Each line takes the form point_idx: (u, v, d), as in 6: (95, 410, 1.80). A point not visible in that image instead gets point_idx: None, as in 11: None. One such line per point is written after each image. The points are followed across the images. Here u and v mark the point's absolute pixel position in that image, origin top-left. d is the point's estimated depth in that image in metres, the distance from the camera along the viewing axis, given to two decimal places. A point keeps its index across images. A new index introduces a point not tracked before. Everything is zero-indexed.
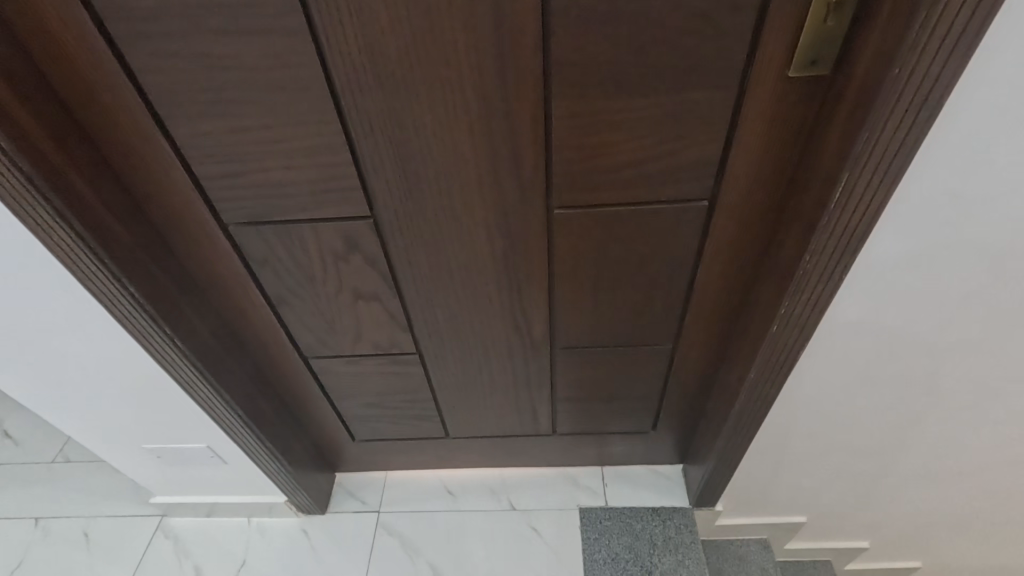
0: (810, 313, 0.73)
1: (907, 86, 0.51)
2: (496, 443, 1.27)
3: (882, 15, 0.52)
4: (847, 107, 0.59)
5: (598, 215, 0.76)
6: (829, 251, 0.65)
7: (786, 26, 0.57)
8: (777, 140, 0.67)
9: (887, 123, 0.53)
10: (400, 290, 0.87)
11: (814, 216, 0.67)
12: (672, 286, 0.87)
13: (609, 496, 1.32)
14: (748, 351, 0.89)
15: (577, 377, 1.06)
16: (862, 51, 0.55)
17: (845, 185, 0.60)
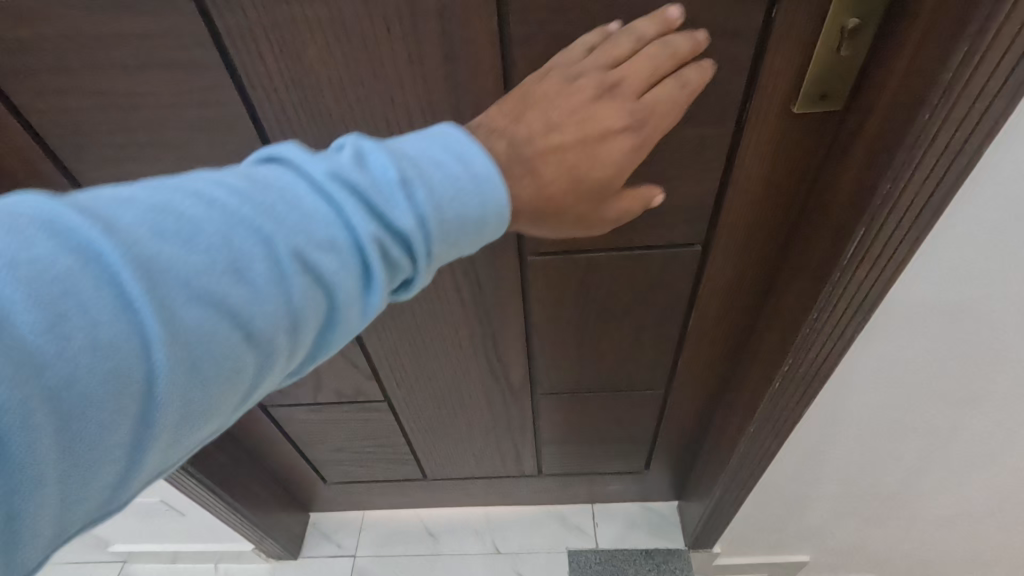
0: (816, 370, 0.65)
1: (939, 133, 0.42)
2: (479, 484, 1.19)
3: (906, 45, 0.43)
4: (864, 147, 0.50)
5: (578, 260, 0.68)
6: (840, 308, 0.57)
7: (789, 56, 0.48)
8: (779, 179, 0.58)
9: (914, 173, 0.45)
10: (361, 338, 0.79)
11: (823, 266, 0.59)
12: (663, 330, 0.79)
13: (601, 537, 1.24)
14: (747, 398, 0.81)
15: (562, 421, 0.98)
16: (881, 84, 0.47)
17: (860, 239, 0.51)
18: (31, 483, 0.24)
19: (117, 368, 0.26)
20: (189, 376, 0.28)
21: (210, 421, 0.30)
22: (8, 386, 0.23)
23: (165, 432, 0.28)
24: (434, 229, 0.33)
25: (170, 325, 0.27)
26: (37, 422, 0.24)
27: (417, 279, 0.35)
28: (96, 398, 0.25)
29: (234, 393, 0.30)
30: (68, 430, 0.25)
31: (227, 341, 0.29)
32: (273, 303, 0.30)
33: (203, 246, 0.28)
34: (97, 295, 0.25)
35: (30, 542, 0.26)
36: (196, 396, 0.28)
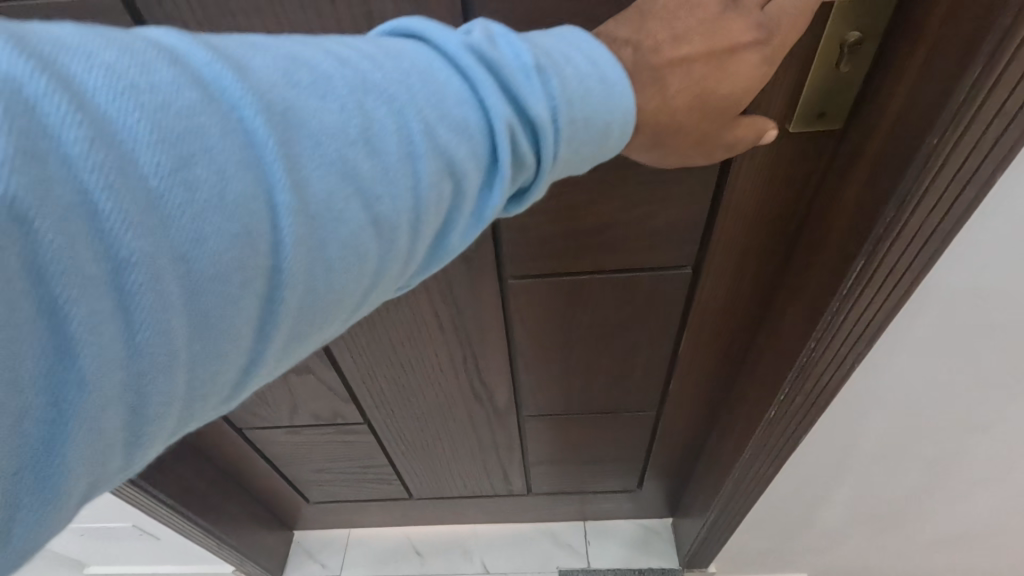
0: (813, 401, 0.61)
1: (948, 159, 0.38)
2: (466, 503, 1.15)
3: (907, 64, 0.40)
4: (862, 171, 0.46)
5: (562, 283, 0.64)
6: (836, 341, 0.53)
7: (786, 73, 0.44)
8: (773, 200, 0.54)
9: (919, 202, 0.41)
10: (335, 362, 0.75)
11: (818, 294, 0.55)
12: (653, 352, 0.75)
13: (593, 556, 1.20)
14: (742, 422, 0.78)
15: (550, 442, 0.94)
16: (881, 104, 0.43)
17: (858, 270, 0.47)
18: (160, 354, 0.22)
19: (251, 231, 0.23)
20: (319, 255, 0.25)
21: (331, 318, 0.28)
22: (143, 232, 0.21)
23: (288, 319, 0.26)
24: (565, 126, 0.31)
25: (307, 193, 0.25)
26: (173, 282, 0.22)
27: (536, 186, 0.33)
28: (233, 262, 0.23)
29: (360, 285, 0.28)
30: (197, 296, 0.23)
31: (361, 220, 0.27)
32: (405, 187, 0.28)
33: (339, 106, 0.26)
34: (237, 148, 0.24)
35: (147, 428, 0.23)
36: (325, 279, 0.26)
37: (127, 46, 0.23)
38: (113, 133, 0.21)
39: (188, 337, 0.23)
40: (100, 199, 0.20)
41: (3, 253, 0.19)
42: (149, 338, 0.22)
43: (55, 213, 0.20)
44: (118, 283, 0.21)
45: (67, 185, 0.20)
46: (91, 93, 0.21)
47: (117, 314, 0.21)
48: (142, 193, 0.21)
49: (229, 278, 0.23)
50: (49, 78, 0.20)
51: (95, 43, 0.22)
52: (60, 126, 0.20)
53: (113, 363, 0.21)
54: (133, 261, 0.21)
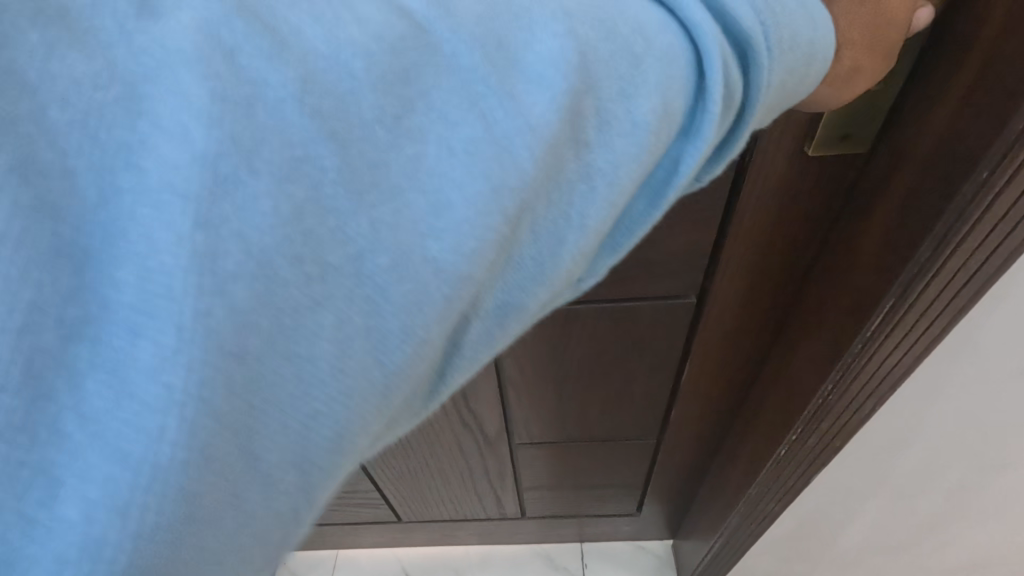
0: (826, 446, 0.56)
1: (998, 199, 0.33)
2: (458, 526, 1.10)
3: (954, 81, 0.35)
4: (889, 203, 0.42)
5: (557, 313, 0.59)
6: (857, 386, 0.49)
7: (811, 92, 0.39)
8: (788, 227, 0.50)
9: (961, 243, 0.36)
10: None
11: (837, 330, 0.50)
12: (653, 381, 0.70)
13: None
14: (748, 455, 0.73)
15: (544, 469, 0.89)
16: (913, 133, 0.38)
17: (887, 312, 0.43)
18: (364, 414, 0.20)
19: (462, 244, 0.21)
20: (519, 253, 0.23)
21: (530, 313, 0.25)
22: (387, 183, 0.20)
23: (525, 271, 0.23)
24: (763, 77, 0.27)
25: (520, 174, 0.21)
26: (379, 310, 0.20)
27: (734, 141, 0.29)
28: (440, 293, 0.20)
29: (564, 279, 0.25)
30: (402, 339, 0.20)
31: (563, 207, 0.23)
32: (621, 123, 0.24)
33: (552, 36, 0.23)
34: (431, 154, 0.21)
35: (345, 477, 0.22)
36: (515, 279, 0.23)
37: (314, 48, 0.20)
38: (298, 175, 0.19)
39: (387, 388, 0.20)
40: (296, 258, 0.18)
41: (278, 207, 0.19)
42: (354, 402, 0.20)
43: (302, 165, 0.19)
44: (313, 346, 0.19)
45: (313, 138, 0.19)
46: (327, 48, 0.20)
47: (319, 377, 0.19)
48: (351, 234, 0.20)
49: (435, 317, 0.21)
50: (238, 125, 0.18)
51: (279, 54, 0.20)
52: (245, 188, 0.18)
53: (378, 316, 0.20)
54: (331, 322, 0.19)
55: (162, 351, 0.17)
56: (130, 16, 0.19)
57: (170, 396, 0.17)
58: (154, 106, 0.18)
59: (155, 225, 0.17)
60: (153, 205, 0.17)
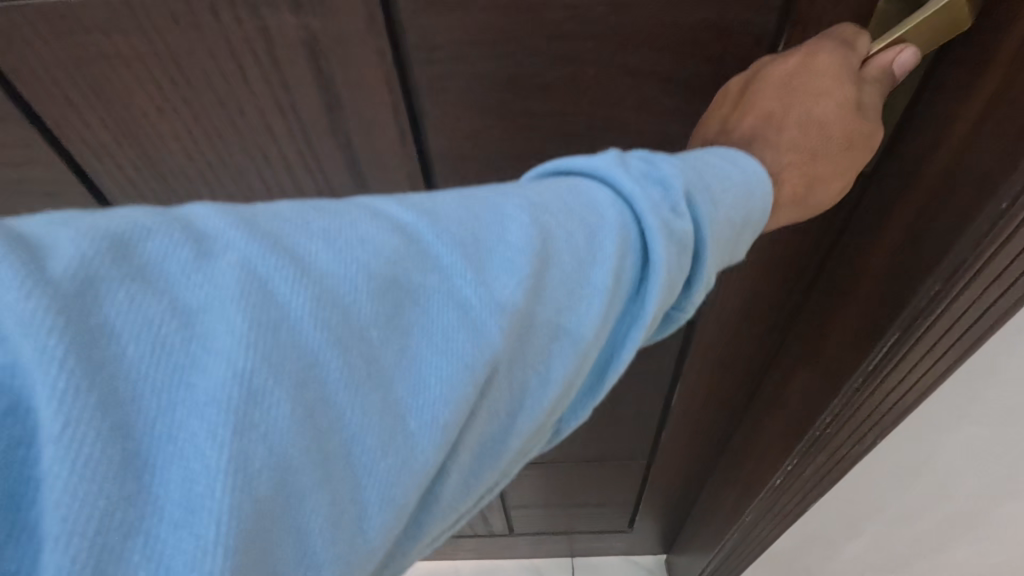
0: (823, 477, 0.53)
1: (1010, 240, 0.31)
2: (444, 543, 1.07)
3: (968, 94, 0.31)
4: (888, 237, 0.39)
5: None
6: (855, 419, 0.46)
7: None
8: (779, 251, 0.47)
9: (969, 283, 0.34)
10: None
11: (836, 362, 0.47)
12: (641, 402, 0.67)
13: None
14: (743, 476, 0.70)
15: (530, 488, 0.86)
16: (915, 164, 0.36)
17: (886, 347, 0.40)
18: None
19: (429, 450, 0.21)
20: (476, 442, 0.23)
21: (487, 489, 0.25)
22: (360, 393, 0.20)
23: (478, 457, 0.24)
24: (711, 228, 0.27)
25: (480, 372, 0.22)
26: (357, 517, 0.20)
27: (693, 292, 0.29)
28: (405, 499, 0.21)
29: (516, 454, 0.25)
30: (372, 548, 0.20)
31: (516, 390, 0.24)
32: (581, 306, 0.24)
33: (516, 235, 0.24)
34: (413, 349, 0.22)
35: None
36: (477, 459, 0.24)
37: (312, 260, 0.21)
38: (311, 402, 0.19)
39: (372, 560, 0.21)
40: (308, 473, 0.19)
41: (258, 432, 0.18)
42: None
43: (289, 385, 0.19)
44: (304, 560, 0.19)
45: (298, 355, 0.19)
46: (311, 262, 0.21)
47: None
48: (340, 443, 0.20)
49: (397, 521, 0.21)
50: (258, 345, 0.19)
51: (301, 267, 0.21)
52: (274, 418, 0.19)
53: (346, 525, 0.20)
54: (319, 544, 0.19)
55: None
56: (175, 247, 0.20)
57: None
58: (198, 329, 0.19)
59: (184, 450, 0.18)
60: (190, 435, 0.18)
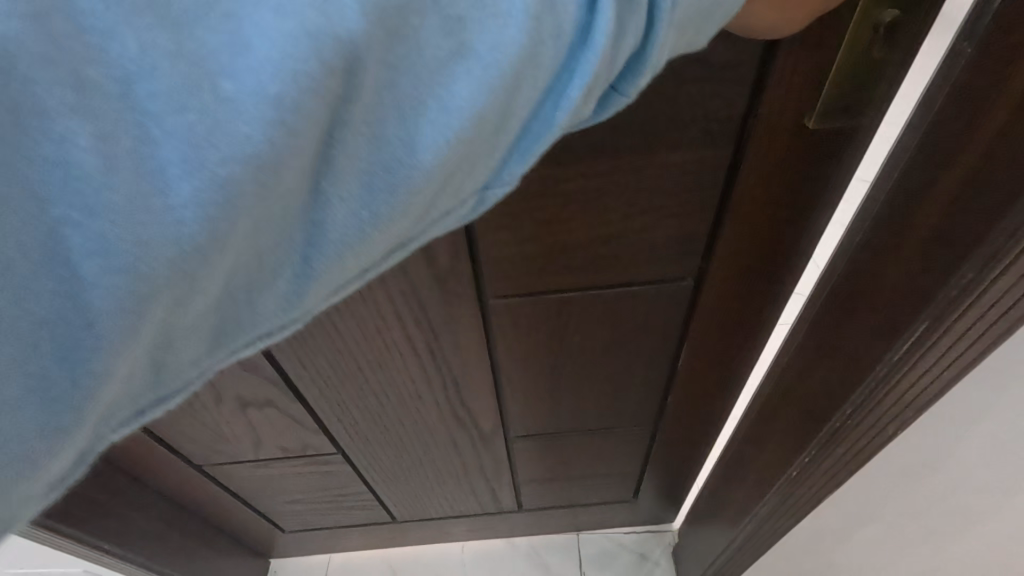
0: (838, 472, 0.55)
1: None
2: (454, 523, 1.09)
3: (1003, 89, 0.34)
4: (916, 229, 0.41)
5: (551, 302, 0.57)
6: (878, 405, 0.47)
7: (804, 82, 0.40)
8: (786, 226, 0.51)
9: (1008, 267, 0.35)
10: (300, 395, 0.66)
11: (858, 355, 0.49)
12: (651, 368, 0.69)
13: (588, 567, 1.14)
14: (754, 456, 0.72)
15: (542, 461, 0.88)
16: (940, 164, 0.39)
17: (920, 331, 0.42)
18: (162, 296, 0.21)
19: (275, 126, 0.20)
20: (352, 161, 0.23)
21: (362, 241, 0.24)
22: (201, 77, 0.20)
23: (344, 190, 0.23)
24: (656, 16, 0.26)
25: (337, 75, 0.21)
26: (176, 204, 0.20)
27: (639, 73, 0.28)
28: (233, 202, 0.21)
29: (414, 198, 0.24)
30: (197, 238, 0.20)
31: (397, 115, 0.23)
32: (476, 38, 0.23)
33: None
34: (266, 33, 0.20)
35: (161, 371, 0.24)
36: (347, 190, 0.23)
37: None
38: (180, 50, 0.20)
39: (194, 258, 0.21)
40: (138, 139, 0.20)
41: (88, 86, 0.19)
42: (127, 276, 0.20)
43: (136, 48, 0.20)
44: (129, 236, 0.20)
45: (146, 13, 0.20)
46: None
47: (123, 240, 0.20)
48: (180, 118, 0.20)
49: (231, 222, 0.21)
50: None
51: None
52: (109, 60, 0.20)
53: (160, 208, 0.20)
54: (162, 196, 0.20)
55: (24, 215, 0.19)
56: None
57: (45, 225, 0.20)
58: None
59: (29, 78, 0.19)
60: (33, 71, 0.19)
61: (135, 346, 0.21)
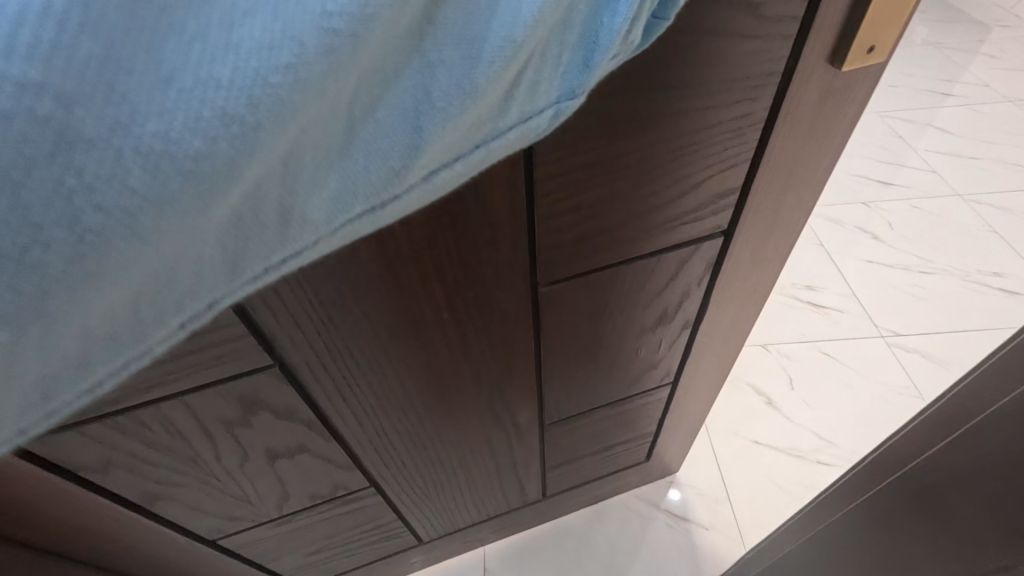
0: None
1: None
2: (479, 528, 1.05)
3: None
4: None
5: (597, 279, 0.56)
6: None
7: (836, 36, 0.42)
8: (806, 165, 0.53)
9: None
10: (337, 434, 0.61)
11: None
12: (674, 330, 0.71)
13: (603, 545, 1.12)
14: (849, 540, 0.57)
15: (569, 442, 0.88)
16: None
17: None
18: (273, 126, 0.22)
19: None
20: (448, 34, 0.25)
21: (454, 112, 0.26)
22: None
23: (447, 53, 0.25)
24: None
25: None
26: (316, 27, 0.21)
27: None
28: (370, 38, 0.22)
29: (495, 78, 0.26)
30: (331, 70, 0.22)
31: None
32: None
33: None
34: None
35: (258, 224, 0.25)
36: (450, 57, 0.25)
37: None
38: None
39: (323, 88, 0.22)
40: None
41: None
42: (246, 96, 0.21)
43: None
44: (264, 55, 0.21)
45: None
46: None
47: (233, 65, 0.21)
48: None
49: (361, 60, 0.23)
50: None
51: None
52: None
53: (308, 34, 0.21)
54: (278, 23, 0.21)
55: (189, 35, 0.20)
56: None
57: (190, 40, 0.20)
58: None
59: None
60: None
61: (235, 179, 0.22)
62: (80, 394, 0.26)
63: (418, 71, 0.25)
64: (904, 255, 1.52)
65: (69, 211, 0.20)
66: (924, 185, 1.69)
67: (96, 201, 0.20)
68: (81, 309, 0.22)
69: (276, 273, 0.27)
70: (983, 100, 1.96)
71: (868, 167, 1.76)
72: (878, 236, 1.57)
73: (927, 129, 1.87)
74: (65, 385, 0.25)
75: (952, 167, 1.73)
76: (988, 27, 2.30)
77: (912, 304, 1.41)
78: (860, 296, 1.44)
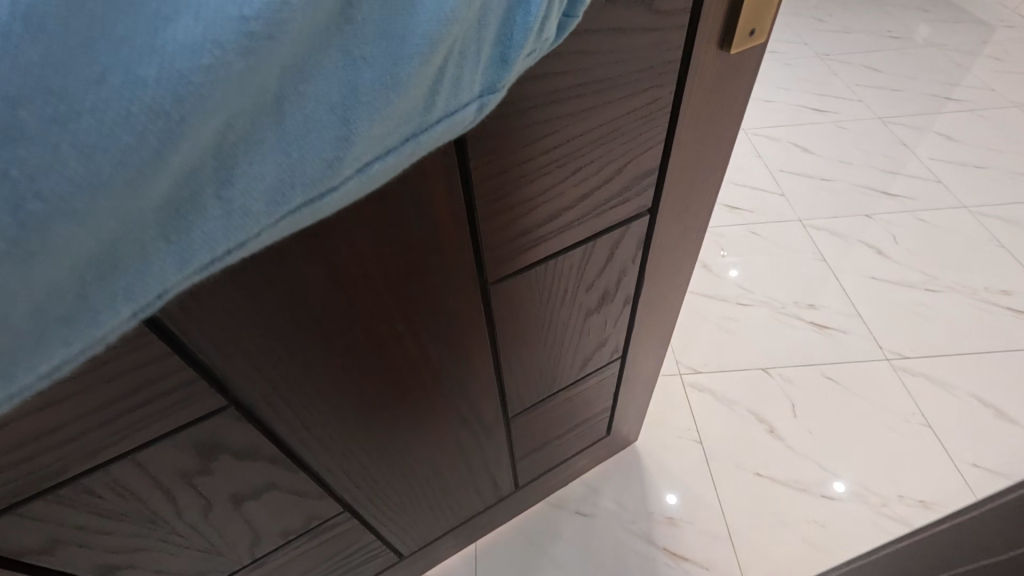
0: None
1: None
2: (455, 535, 1.06)
3: None
4: None
5: (539, 272, 0.59)
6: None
7: (722, 22, 0.47)
8: (712, 139, 0.58)
9: None
10: (304, 464, 0.59)
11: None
12: (615, 307, 0.75)
13: (578, 534, 1.18)
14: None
15: (533, 432, 0.91)
16: None
17: None
18: (198, 117, 0.23)
19: None
20: (370, 28, 0.26)
21: (384, 104, 0.27)
22: None
23: (370, 47, 0.26)
24: None
25: None
26: (235, 28, 0.22)
27: None
28: (287, 33, 0.23)
29: (419, 73, 0.27)
30: (248, 64, 0.23)
31: None
32: None
33: None
34: None
35: (195, 213, 0.26)
36: (373, 51, 0.26)
37: None
38: None
39: (244, 81, 0.23)
40: None
41: None
42: (169, 92, 0.22)
43: None
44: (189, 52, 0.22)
45: None
46: None
47: (156, 63, 0.22)
48: None
49: (280, 53, 0.24)
50: None
51: None
52: None
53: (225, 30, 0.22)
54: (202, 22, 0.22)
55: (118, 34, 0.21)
56: None
57: (121, 41, 0.21)
58: None
59: None
60: None
61: (162, 167, 0.23)
62: (41, 377, 0.27)
63: (342, 67, 0.26)
64: (906, 271, 1.60)
65: (12, 199, 0.21)
66: (925, 198, 1.79)
67: (38, 188, 0.21)
68: (22, 291, 0.23)
69: (221, 261, 0.28)
70: (989, 103, 2.13)
71: (862, 175, 1.87)
72: (882, 250, 1.65)
73: (927, 134, 2.01)
74: (23, 371, 0.26)
75: (955, 175, 1.85)
76: (989, 28, 2.55)
77: (914, 321, 1.49)
78: (864, 313, 1.51)
